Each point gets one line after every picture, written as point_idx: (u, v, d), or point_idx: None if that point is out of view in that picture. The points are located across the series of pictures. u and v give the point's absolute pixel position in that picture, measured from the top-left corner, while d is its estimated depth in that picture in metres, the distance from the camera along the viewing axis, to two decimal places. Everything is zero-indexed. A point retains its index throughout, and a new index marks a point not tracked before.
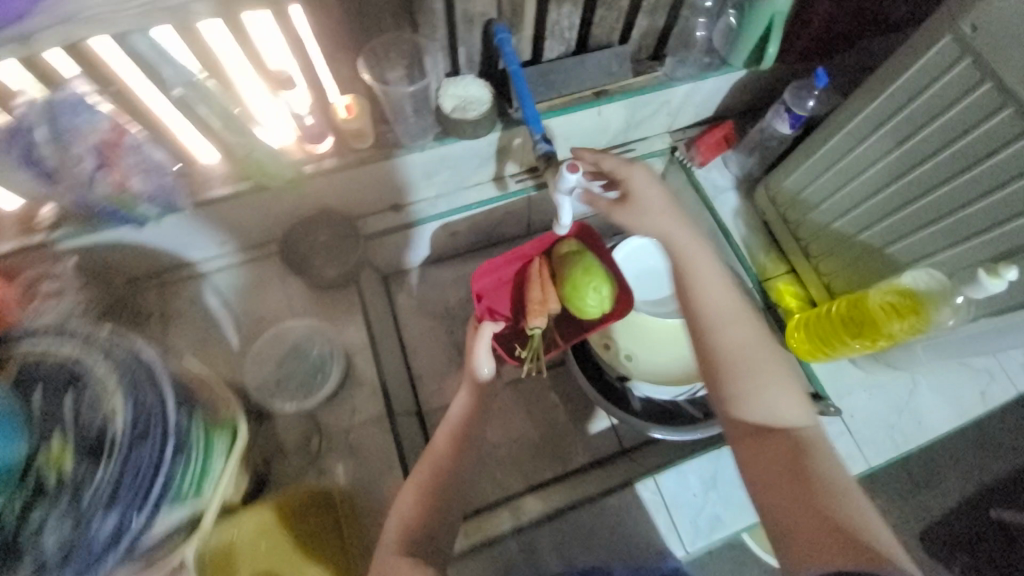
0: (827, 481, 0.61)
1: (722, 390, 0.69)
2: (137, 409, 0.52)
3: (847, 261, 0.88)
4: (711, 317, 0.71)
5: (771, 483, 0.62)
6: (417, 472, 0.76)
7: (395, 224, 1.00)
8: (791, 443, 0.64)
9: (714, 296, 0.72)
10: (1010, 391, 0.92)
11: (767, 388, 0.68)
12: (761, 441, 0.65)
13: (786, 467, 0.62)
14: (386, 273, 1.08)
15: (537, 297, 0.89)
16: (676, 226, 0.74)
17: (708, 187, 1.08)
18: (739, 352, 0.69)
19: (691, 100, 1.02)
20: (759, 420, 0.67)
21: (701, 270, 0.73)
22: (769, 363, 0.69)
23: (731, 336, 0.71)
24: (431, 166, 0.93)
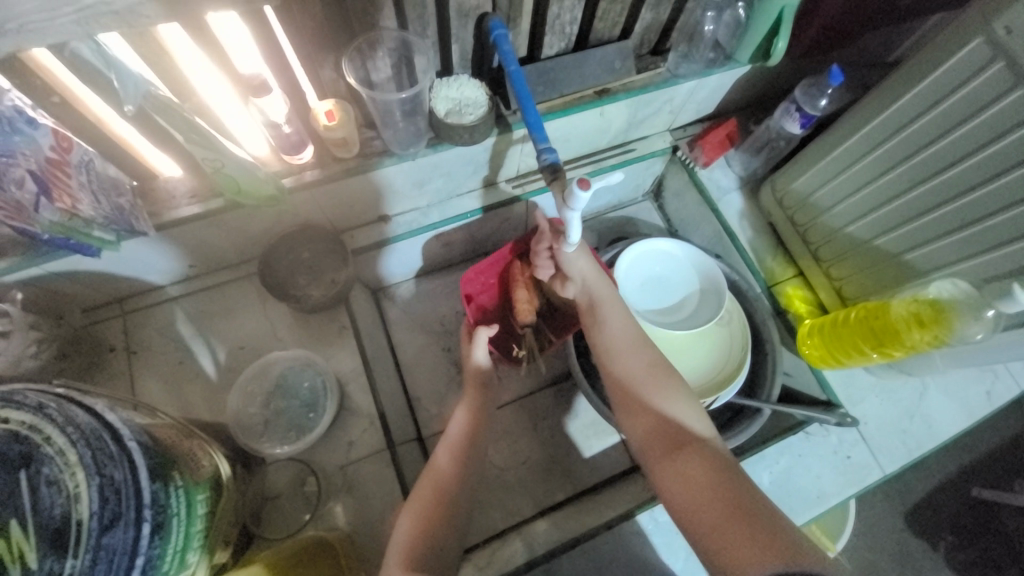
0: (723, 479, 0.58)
1: (637, 416, 0.68)
2: (103, 488, 0.43)
3: (863, 265, 0.86)
4: (614, 347, 0.73)
5: (680, 490, 0.60)
6: (427, 475, 0.71)
7: (385, 236, 0.92)
8: (703, 451, 0.62)
9: (618, 329, 0.74)
10: (1014, 388, 0.90)
11: (669, 399, 0.67)
12: (675, 455, 0.63)
13: (702, 480, 0.59)
14: (375, 287, 1.03)
15: (521, 297, 0.85)
16: (596, 278, 0.78)
17: (712, 188, 1.03)
18: (644, 376, 0.70)
19: (693, 99, 0.97)
20: (662, 427, 0.65)
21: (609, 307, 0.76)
22: (671, 383, 0.69)
23: (633, 361, 0.71)
24: (423, 174, 0.85)
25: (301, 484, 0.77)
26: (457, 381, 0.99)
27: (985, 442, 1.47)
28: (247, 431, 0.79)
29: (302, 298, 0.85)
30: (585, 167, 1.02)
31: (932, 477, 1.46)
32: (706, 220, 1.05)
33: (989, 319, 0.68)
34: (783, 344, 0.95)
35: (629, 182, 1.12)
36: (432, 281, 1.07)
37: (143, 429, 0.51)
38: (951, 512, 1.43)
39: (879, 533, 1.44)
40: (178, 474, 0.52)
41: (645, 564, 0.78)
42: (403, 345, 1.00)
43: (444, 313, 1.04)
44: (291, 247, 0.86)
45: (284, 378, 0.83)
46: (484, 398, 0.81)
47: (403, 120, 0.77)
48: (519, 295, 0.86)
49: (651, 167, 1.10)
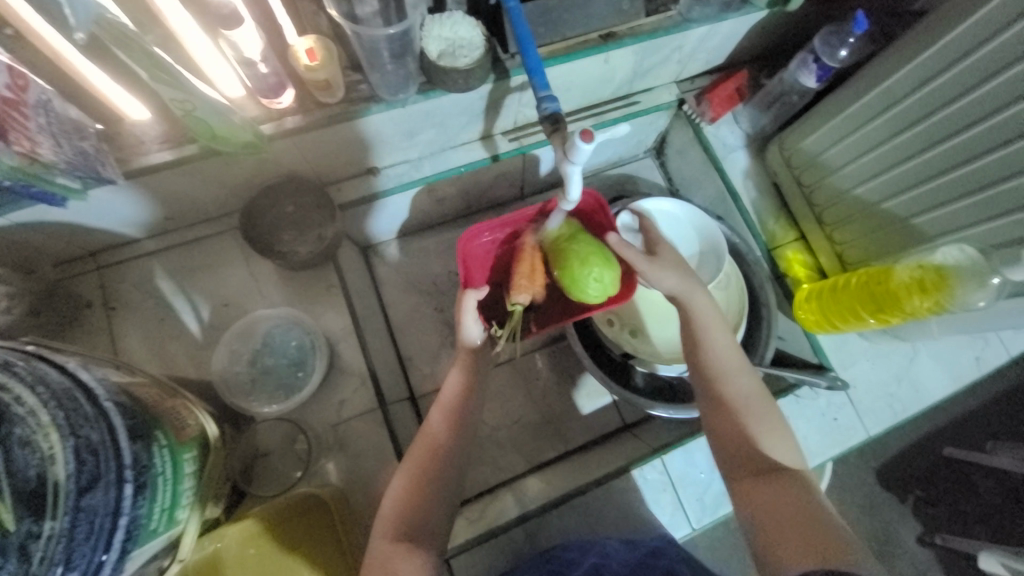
0: (804, 510, 0.58)
1: (732, 434, 0.67)
2: (80, 450, 0.41)
3: (868, 229, 0.84)
4: (716, 370, 0.70)
5: (764, 510, 0.60)
6: (420, 439, 0.70)
7: (372, 191, 0.88)
8: (793, 482, 0.62)
9: (723, 356, 0.71)
10: (1003, 354, 0.91)
11: (763, 430, 0.66)
12: (761, 478, 0.63)
13: (787, 508, 0.59)
14: (365, 245, 0.99)
15: (523, 272, 0.80)
16: (693, 290, 0.73)
17: (718, 145, 0.98)
18: (746, 404, 0.68)
19: (704, 47, 0.91)
20: (754, 451, 0.65)
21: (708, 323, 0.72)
22: (770, 415, 0.68)
23: (737, 386, 0.69)
24: (414, 123, 0.80)
25: (291, 441, 0.76)
26: (450, 341, 0.97)
27: (962, 404, 1.52)
28: (235, 391, 0.77)
29: (287, 254, 0.81)
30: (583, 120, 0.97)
31: (908, 436, 1.52)
32: (710, 179, 1.02)
33: (994, 287, 0.66)
34: (779, 308, 0.94)
35: (631, 137, 1.07)
36: (424, 239, 1.03)
37: (120, 389, 0.49)
38: (923, 468, 1.49)
39: (853, 487, 1.50)
40: (161, 434, 0.51)
41: (633, 517, 0.80)
42: (394, 305, 0.98)
43: (436, 272, 1.02)
44: (276, 201, 0.81)
45: (270, 337, 0.80)
46: (474, 363, 0.77)
47: (392, 63, 0.70)
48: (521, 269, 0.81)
49: (655, 122, 1.05)
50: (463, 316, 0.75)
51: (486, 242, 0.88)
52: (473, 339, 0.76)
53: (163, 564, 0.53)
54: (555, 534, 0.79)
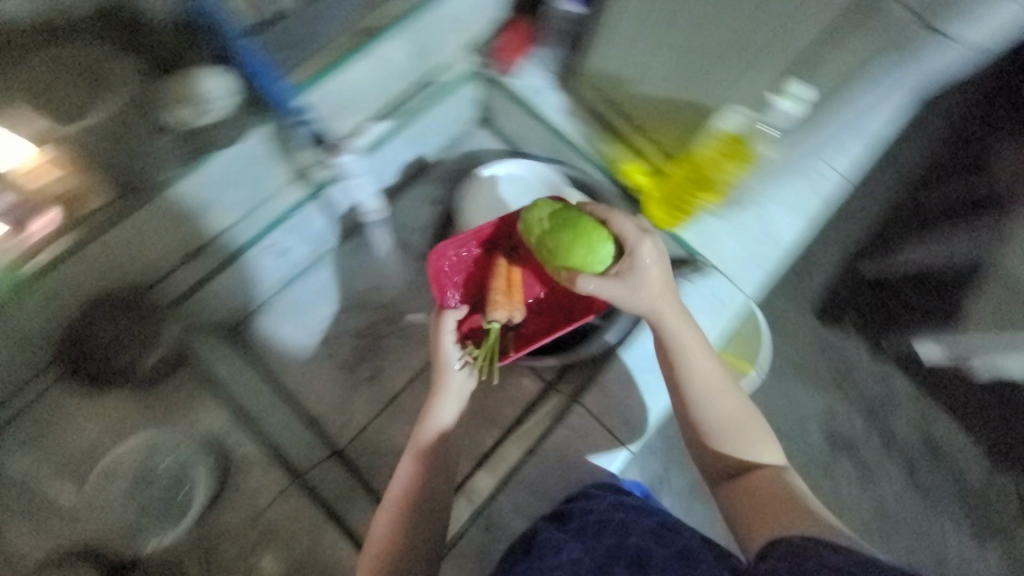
0: (779, 502, 0.63)
1: (710, 449, 0.70)
2: None
3: (677, 122, 0.87)
4: (697, 390, 0.70)
5: (747, 510, 0.64)
6: (371, 543, 0.68)
7: (195, 276, 0.82)
8: (772, 481, 0.66)
9: (702, 372, 0.70)
10: (839, 179, 0.98)
11: (745, 437, 0.69)
12: (742, 480, 0.67)
13: (762, 495, 0.64)
14: (231, 326, 0.94)
15: (500, 287, 0.81)
16: (667, 303, 0.69)
17: (528, 93, 1.00)
18: (725, 419, 0.69)
19: (470, 7, 0.90)
20: (732, 457, 0.69)
21: (685, 338, 0.70)
22: (750, 424, 0.70)
23: (716, 401, 0.70)
24: (203, 202, 0.75)
25: (206, 559, 0.74)
26: (354, 382, 0.96)
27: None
28: (128, 534, 0.74)
29: (131, 370, 0.77)
30: (382, 126, 0.92)
31: None
32: (535, 128, 1.03)
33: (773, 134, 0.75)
34: None
35: (449, 117, 1.05)
36: (297, 292, 0.98)
37: None
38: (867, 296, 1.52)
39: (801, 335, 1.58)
40: None
41: (577, 467, 0.83)
42: (284, 371, 0.95)
43: (314, 321, 0.99)
44: (93, 326, 0.74)
45: (145, 466, 0.77)
46: (436, 456, 0.74)
47: (145, 142, 0.69)
48: (497, 286, 0.82)
49: (466, 97, 1.02)
50: (441, 340, 0.78)
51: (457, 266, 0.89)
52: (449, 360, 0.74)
53: None
54: (510, 516, 0.80)
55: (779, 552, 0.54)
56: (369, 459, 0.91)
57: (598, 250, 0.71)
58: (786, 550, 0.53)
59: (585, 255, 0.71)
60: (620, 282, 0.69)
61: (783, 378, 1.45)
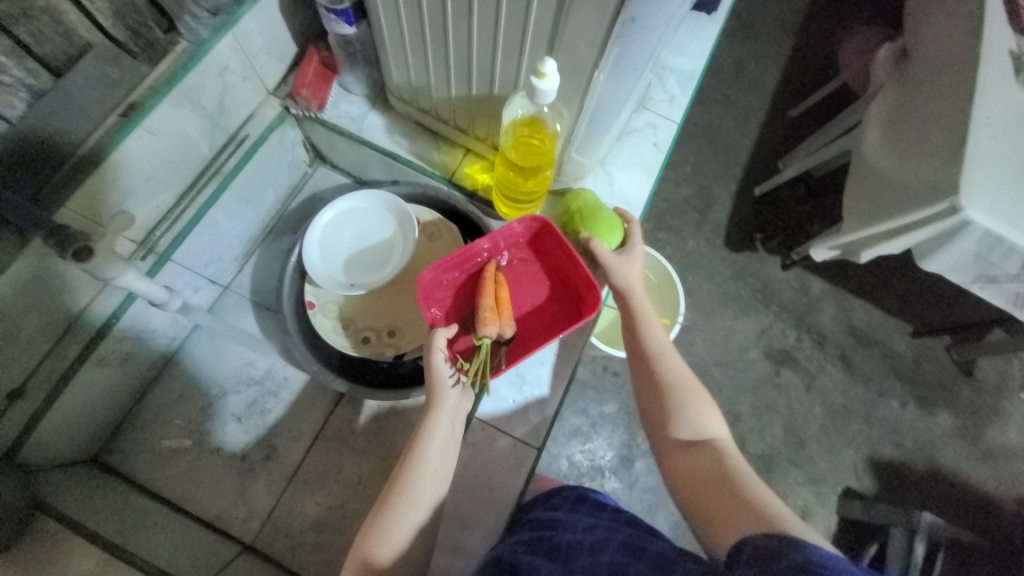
0: (728, 482, 0.57)
1: (659, 419, 0.68)
2: None
3: (488, 116, 0.87)
4: (657, 357, 0.73)
5: (697, 490, 0.59)
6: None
7: (24, 418, 0.74)
8: (722, 462, 0.60)
9: (663, 342, 0.75)
10: (671, 127, 1.02)
11: (694, 408, 0.68)
12: (689, 452, 0.63)
13: (707, 476, 0.60)
14: (93, 453, 0.88)
15: (491, 302, 0.78)
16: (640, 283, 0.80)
17: (346, 123, 0.97)
18: (682, 387, 0.70)
19: (250, 56, 0.87)
20: (687, 427, 0.66)
21: (651, 314, 0.78)
22: (700, 399, 0.69)
23: (671, 368, 0.72)
24: (8, 325, 0.68)
25: None
26: (252, 466, 0.91)
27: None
28: None
29: None
30: (162, 229, 0.85)
31: None
32: (367, 156, 1.01)
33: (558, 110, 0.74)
34: (493, 218, 0.99)
35: (279, 168, 1.01)
36: (155, 397, 0.93)
37: None
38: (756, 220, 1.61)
39: None
40: None
41: (488, 481, 0.82)
42: (166, 487, 0.88)
43: (193, 418, 0.92)
44: None
45: None
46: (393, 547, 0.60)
47: None
48: (486, 302, 0.78)
49: (286, 140, 1.00)
50: (432, 357, 0.72)
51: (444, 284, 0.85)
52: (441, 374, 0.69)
53: None
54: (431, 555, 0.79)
55: (749, 549, 0.46)
56: (281, 544, 0.87)
57: (614, 237, 0.85)
58: (752, 552, 0.46)
59: (602, 232, 0.85)
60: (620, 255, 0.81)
61: (708, 315, 1.47)
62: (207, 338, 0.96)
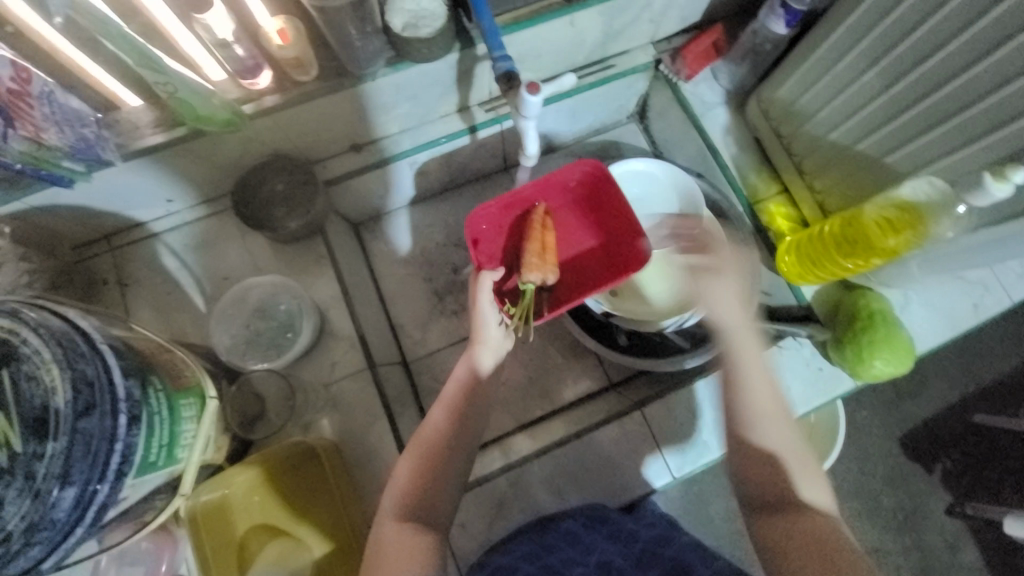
0: (821, 546, 0.61)
1: (760, 482, 0.70)
2: (76, 381, 0.46)
3: (844, 175, 0.82)
4: (754, 413, 0.72)
5: (788, 549, 0.62)
6: (417, 439, 0.69)
7: (348, 168, 0.91)
8: (817, 521, 0.64)
9: (762, 394, 0.73)
10: (1004, 300, 0.88)
11: (802, 479, 0.69)
12: (791, 519, 0.65)
13: (806, 538, 0.62)
14: (356, 220, 1.04)
15: (533, 245, 0.79)
16: (744, 329, 0.75)
17: (696, 104, 0.99)
18: (788, 453, 0.70)
19: (674, 2, 0.90)
20: (810, 492, 0.68)
21: (752, 358, 0.75)
22: (812, 466, 0.70)
23: (768, 431, 0.71)
24: (390, 97, 0.83)
25: (283, 396, 0.82)
26: (439, 310, 1.02)
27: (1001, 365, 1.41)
28: (227, 352, 0.82)
29: (278, 229, 0.85)
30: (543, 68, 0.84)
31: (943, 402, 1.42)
32: (690, 138, 1.01)
33: (960, 215, 0.66)
34: (764, 261, 0.95)
35: (610, 103, 1.07)
36: (413, 212, 1.06)
37: (119, 340, 0.55)
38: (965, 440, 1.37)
39: (885, 457, 1.41)
40: (158, 378, 0.57)
41: (618, 466, 0.84)
42: (386, 277, 1.02)
43: (425, 245, 1.05)
44: (262, 179, 0.85)
45: (264, 304, 0.84)
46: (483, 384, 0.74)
47: (360, 39, 0.73)
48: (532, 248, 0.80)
49: (633, 85, 1.05)
50: (478, 298, 0.74)
51: (494, 226, 0.86)
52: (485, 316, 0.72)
53: (167, 498, 0.59)
54: (537, 485, 0.82)
55: None
56: (426, 381, 0.97)
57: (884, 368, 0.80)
58: None
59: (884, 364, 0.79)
60: (717, 304, 0.77)
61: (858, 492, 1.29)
62: (447, 209, 1.07)
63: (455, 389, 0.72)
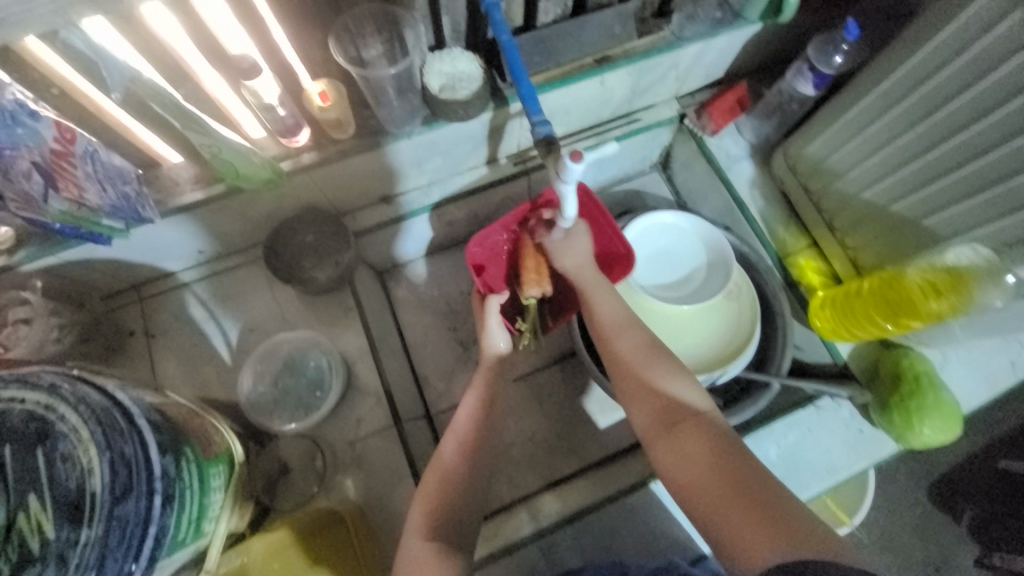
0: (723, 466, 0.56)
1: (636, 385, 0.67)
2: (114, 462, 0.45)
3: (879, 234, 0.82)
4: (633, 362, 0.69)
5: (694, 476, 0.57)
6: (434, 467, 0.69)
7: (378, 219, 0.92)
8: (705, 430, 0.60)
9: (612, 311, 0.75)
10: None
11: (667, 378, 0.66)
12: (673, 433, 0.62)
13: (708, 454, 0.58)
14: (381, 268, 1.04)
15: (530, 268, 0.80)
16: (590, 274, 0.78)
17: (722, 157, 0.99)
18: (636, 355, 0.70)
19: (700, 62, 0.92)
20: (685, 393, 0.65)
21: (598, 290, 0.77)
22: (667, 364, 0.68)
23: (625, 339, 0.72)
24: (422, 153, 0.84)
25: (307, 454, 0.80)
26: (463, 360, 1.00)
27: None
28: (252, 407, 0.81)
29: (307, 280, 0.86)
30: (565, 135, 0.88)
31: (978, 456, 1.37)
32: (715, 190, 1.02)
33: (1010, 286, 0.65)
34: (795, 315, 0.93)
35: (635, 154, 1.09)
36: (438, 261, 1.06)
37: (153, 408, 0.53)
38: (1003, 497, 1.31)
39: (921, 514, 1.34)
40: (190, 449, 0.55)
41: (657, 534, 0.78)
42: (410, 326, 1.01)
43: (450, 293, 1.05)
44: (293, 232, 0.86)
45: (292, 358, 0.85)
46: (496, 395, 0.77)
47: (397, 99, 0.76)
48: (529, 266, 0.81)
49: (657, 138, 1.06)
50: (488, 321, 0.79)
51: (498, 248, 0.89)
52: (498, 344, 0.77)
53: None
54: (568, 553, 0.79)
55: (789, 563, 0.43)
56: None
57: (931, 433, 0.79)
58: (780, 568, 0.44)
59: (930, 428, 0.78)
60: (596, 289, 0.77)
61: None
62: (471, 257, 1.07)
63: (483, 378, 0.76)
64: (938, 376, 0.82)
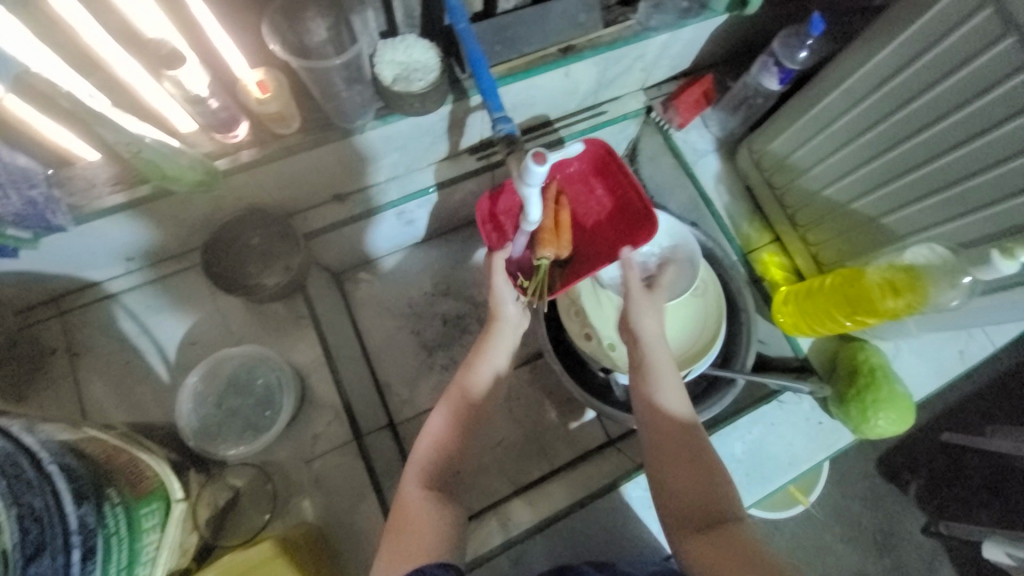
0: (741, 562, 0.55)
1: (677, 475, 0.64)
2: (23, 516, 0.38)
3: (839, 231, 0.82)
4: (684, 451, 0.65)
5: (713, 566, 0.56)
6: (423, 437, 0.68)
7: (331, 220, 0.86)
8: (740, 534, 0.58)
9: (675, 404, 0.69)
10: (988, 346, 0.89)
11: (706, 473, 0.63)
12: (708, 533, 0.59)
13: (738, 555, 0.56)
14: (337, 271, 0.98)
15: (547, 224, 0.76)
16: (664, 357, 0.72)
17: (688, 151, 0.97)
18: (694, 453, 0.65)
19: (667, 53, 0.89)
20: (723, 493, 0.62)
21: (663, 374, 0.71)
22: (717, 465, 0.64)
23: (686, 433, 0.67)
24: (376, 149, 0.78)
25: (260, 478, 0.74)
26: (428, 365, 0.96)
27: (970, 385, 1.44)
28: (197, 429, 0.75)
29: (254, 288, 0.79)
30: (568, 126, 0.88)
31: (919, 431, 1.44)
32: (682, 185, 1.01)
33: (966, 286, 0.65)
34: (759, 311, 0.94)
35: None
36: (398, 261, 1.01)
37: (67, 448, 0.47)
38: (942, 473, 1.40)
39: (870, 491, 1.42)
40: (114, 490, 0.49)
41: (629, 536, 0.78)
42: (370, 330, 0.97)
43: (412, 295, 1.00)
44: (234, 236, 0.79)
45: (237, 375, 0.79)
46: (461, 411, 0.69)
47: (346, 89, 0.67)
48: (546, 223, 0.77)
49: (624, 130, 1.04)
50: (495, 279, 0.78)
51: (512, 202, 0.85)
52: (502, 296, 0.77)
53: None
54: (540, 562, 0.77)
55: None
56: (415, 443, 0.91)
57: (884, 427, 0.80)
58: None
59: (885, 421, 0.79)
60: (658, 347, 0.73)
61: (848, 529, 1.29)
62: (433, 257, 1.03)
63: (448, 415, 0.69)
64: (891, 367, 0.84)
